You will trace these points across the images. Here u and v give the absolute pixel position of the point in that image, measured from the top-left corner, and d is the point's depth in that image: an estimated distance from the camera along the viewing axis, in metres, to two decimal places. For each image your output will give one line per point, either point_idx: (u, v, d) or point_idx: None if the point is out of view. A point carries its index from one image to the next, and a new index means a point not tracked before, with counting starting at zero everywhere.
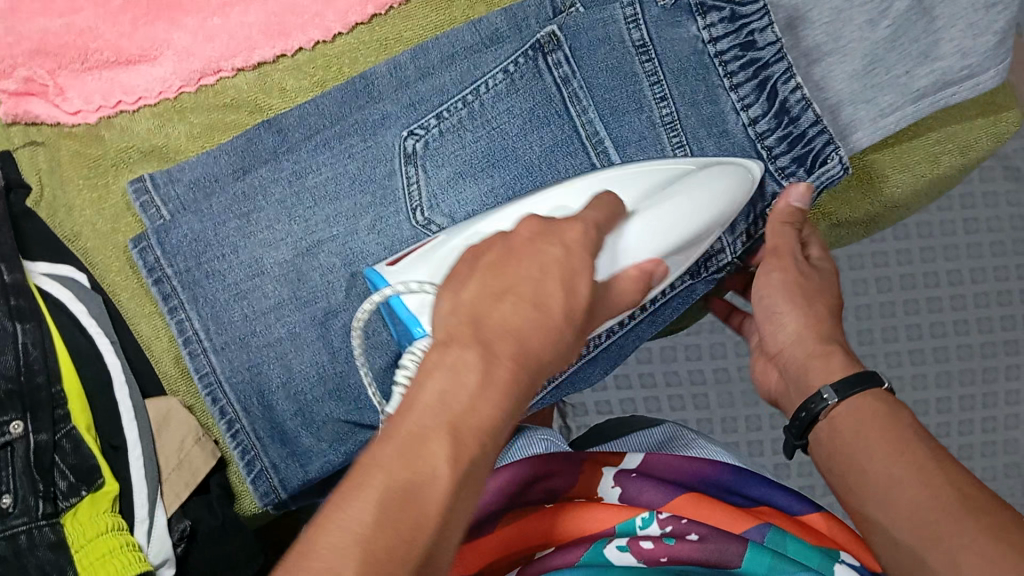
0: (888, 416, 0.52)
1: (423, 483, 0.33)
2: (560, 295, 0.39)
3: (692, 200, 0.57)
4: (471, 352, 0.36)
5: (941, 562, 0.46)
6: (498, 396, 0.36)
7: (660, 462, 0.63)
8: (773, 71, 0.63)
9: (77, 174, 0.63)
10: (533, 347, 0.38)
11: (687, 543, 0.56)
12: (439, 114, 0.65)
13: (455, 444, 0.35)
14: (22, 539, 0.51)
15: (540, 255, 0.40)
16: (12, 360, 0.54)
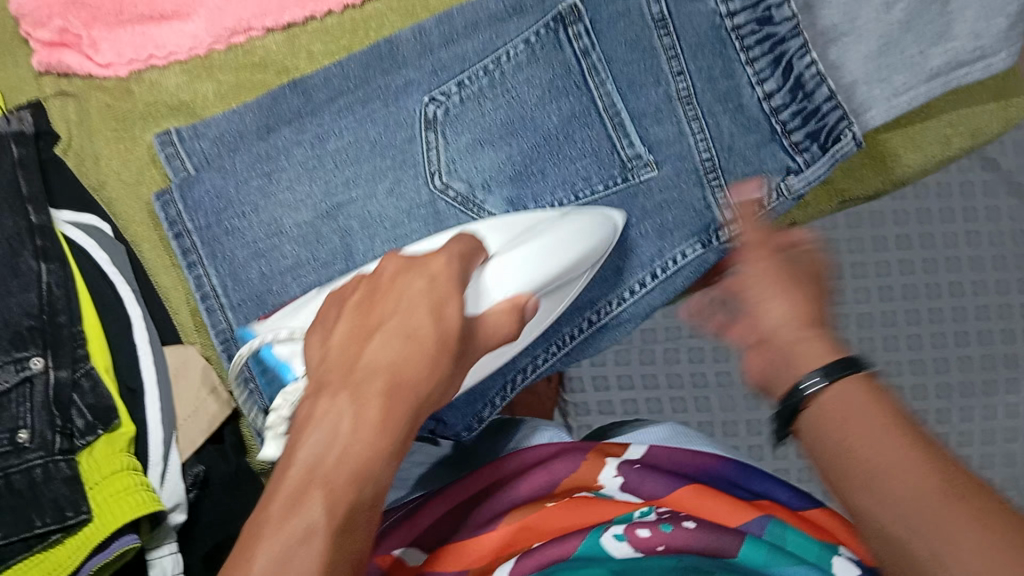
0: (911, 417, 0.54)
1: (301, 540, 0.38)
2: (429, 323, 0.46)
3: (558, 240, 0.57)
4: (341, 398, 0.43)
5: None
6: (364, 441, 0.42)
7: (666, 454, 0.63)
8: (789, 47, 0.64)
9: (105, 125, 0.65)
10: (406, 377, 0.44)
11: (682, 530, 0.57)
12: (460, 82, 0.66)
13: (331, 496, 0.40)
14: (37, 472, 0.53)
15: (408, 290, 0.47)
16: (35, 298, 0.56)
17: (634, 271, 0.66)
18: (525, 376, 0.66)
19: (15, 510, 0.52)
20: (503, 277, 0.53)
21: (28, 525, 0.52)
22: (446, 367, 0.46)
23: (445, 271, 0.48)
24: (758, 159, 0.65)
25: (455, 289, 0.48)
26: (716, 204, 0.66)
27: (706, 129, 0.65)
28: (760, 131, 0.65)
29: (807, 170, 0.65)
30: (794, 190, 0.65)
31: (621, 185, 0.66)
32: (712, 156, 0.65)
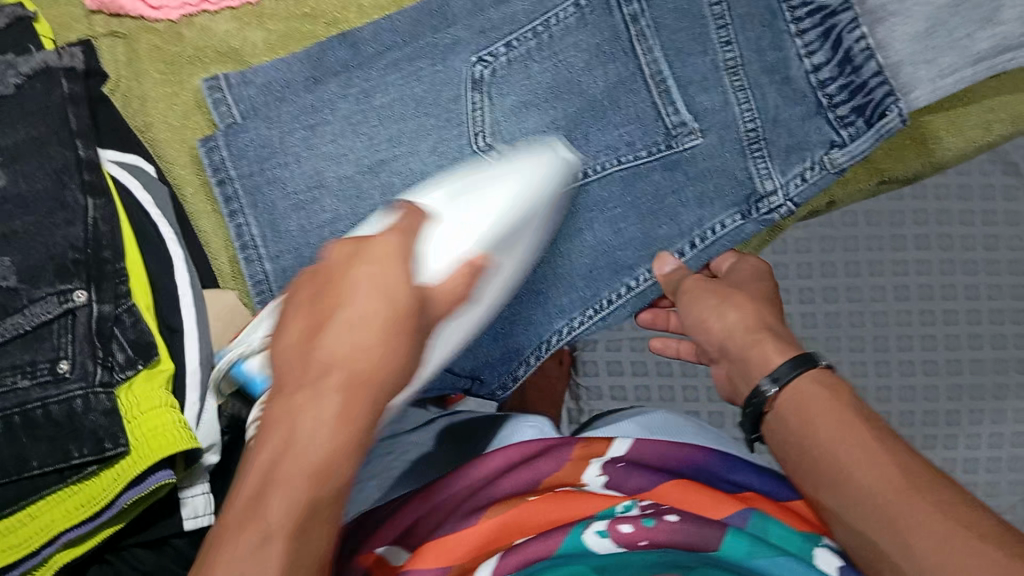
0: (860, 412, 0.51)
1: (261, 548, 0.38)
2: (378, 307, 0.44)
3: (495, 198, 0.58)
4: (301, 398, 0.42)
5: (891, 540, 0.46)
6: (325, 436, 0.41)
7: (651, 449, 0.60)
8: (839, 20, 0.64)
9: (154, 67, 0.65)
10: (362, 366, 0.43)
11: (664, 525, 0.53)
12: (509, 42, 0.66)
13: (296, 494, 0.39)
14: (77, 402, 0.53)
15: (356, 274, 0.45)
16: (81, 233, 0.56)
17: (673, 241, 0.67)
18: (560, 338, 0.67)
19: (52, 440, 0.53)
20: (437, 249, 0.53)
21: (66, 456, 0.52)
22: (397, 345, 0.44)
23: (389, 249, 0.47)
24: (802, 132, 0.65)
25: (398, 267, 0.46)
26: (757, 175, 0.65)
27: (752, 100, 0.65)
28: (806, 104, 0.65)
29: (851, 143, 0.63)
30: (837, 165, 0.64)
31: (665, 151, 0.66)
32: (756, 127, 0.65)
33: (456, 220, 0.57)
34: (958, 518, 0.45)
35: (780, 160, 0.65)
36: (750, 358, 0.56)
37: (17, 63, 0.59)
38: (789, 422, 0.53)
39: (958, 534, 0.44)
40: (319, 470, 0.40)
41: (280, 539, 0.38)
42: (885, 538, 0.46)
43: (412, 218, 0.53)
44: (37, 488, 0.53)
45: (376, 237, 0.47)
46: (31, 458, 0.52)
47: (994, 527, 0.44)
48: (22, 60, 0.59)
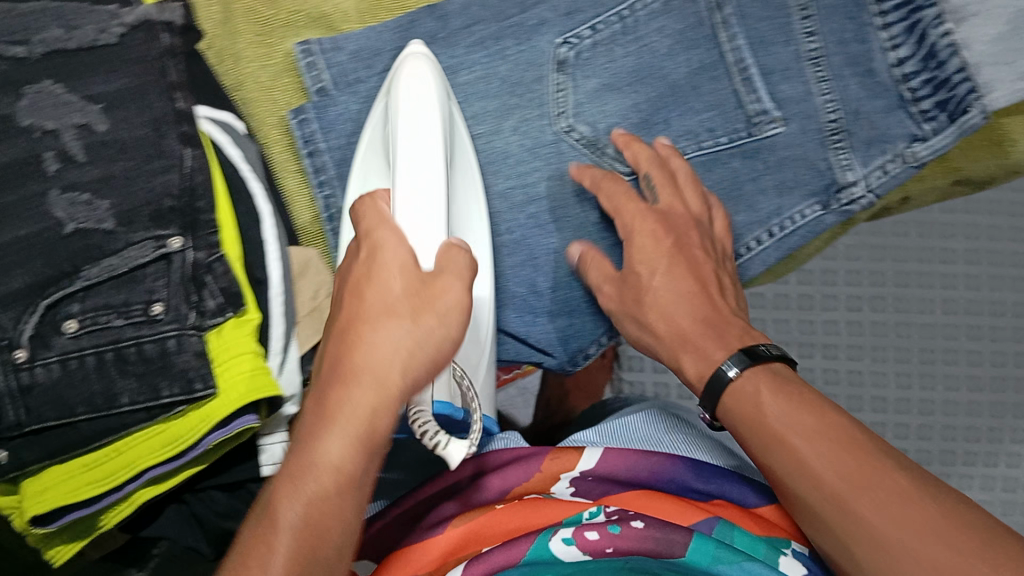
0: (814, 397, 0.53)
1: (272, 530, 0.45)
2: (378, 296, 0.47)
3: (410, 128, 0.53)
4: (315, 405, 0.47)
5: (851, 529, 0.48)
6: (341, 430, 0.45)
7: (621, 459, 0.61)
8: (925, 16, 0.65)
9: (248, 28, 0.66)
10: (362, 360, 0.46)
11: (633, 531, 0.54)
12: (593, 26, 0.67)
13: (301, 490, 0.45)
14: (171, 342, 0.55)
15: (362, 267, 0.49)
16: (176, 180, 0.57)
17: (750, 228, 0.68)
18: None
19: (143, 377, 0.54)
20: (417, 225, 0.50)
21: (156, 394, 0.54)
22: (399, 330, 0.46)
23: (383, 254, 0.48)
24: (884, 124, 0.66)
25: (399, 260, 0.48)
26: (837, 166, 0.66)
27: (834, 91, 0.66)
28: (887, 97, 0.66)
29: (933, 138, 0.65)
30: (919, 159, 0.65)
31: (745, 138, 0.67)
32: (837, 118, 0.66)
33: (398, 157, 0.52)
34: (905, 488, 0.48)
35: (862, 152, 0.66)
36: (709, 359, 0.57)
37: (120, 14, 0.59)
38: (735, 420, 0.55)
39: (903, 501, 0.47)
40: (336, 462, 0.45)
41: (292, 531, 0.44)
42: (831, 520, 0.49)
43: (368, 204, 0.50)
44: (126, 425, 0.54)
45: (373, 233, 0.49)
46: (122, 394, 0.54)
47: (931, 487, 0.48)
48: (125, 11, 0.60)
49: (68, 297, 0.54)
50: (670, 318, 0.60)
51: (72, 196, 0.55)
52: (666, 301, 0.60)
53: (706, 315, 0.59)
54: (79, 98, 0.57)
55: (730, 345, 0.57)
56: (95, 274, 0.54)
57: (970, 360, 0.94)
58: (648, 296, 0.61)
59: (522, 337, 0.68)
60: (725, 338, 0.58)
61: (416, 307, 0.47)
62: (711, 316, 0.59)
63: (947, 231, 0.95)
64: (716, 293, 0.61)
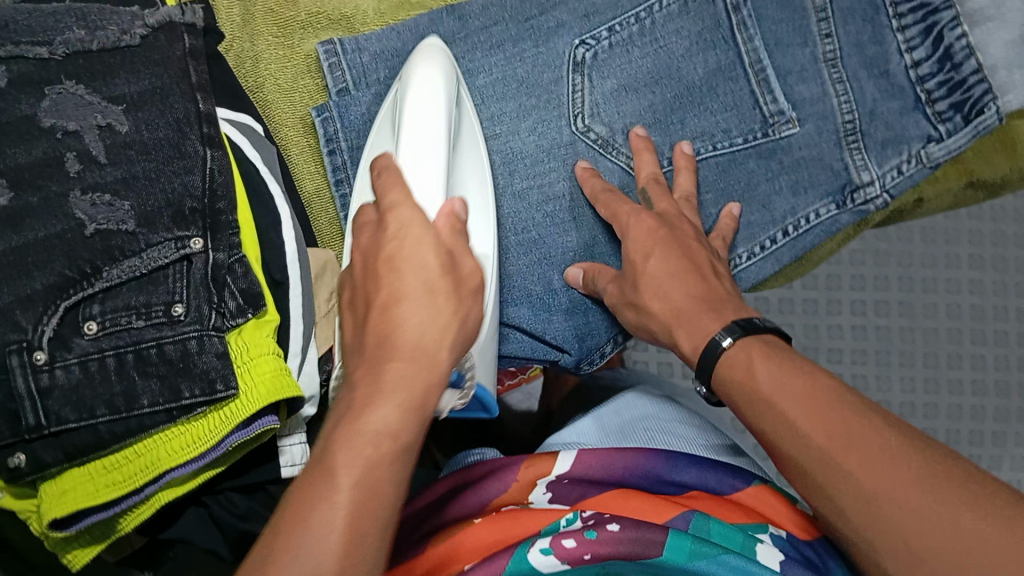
0: (809, 366, 0.52)
1: (322, 499, 0.43)
2: (419, 269, 0.50)
3: (416, 103, 0.58)
4: (358, 387, 0.48)
5: (849, 485, 0.47)
6: (386, 397, 0.47)
7: (593, 459, 0.61)
8: (940, 18, 0.65)
9: (267, 28, 0.66)
10: (406, 336, 0.49)
11: (608, 535, 0.52)
12: (611, 27, 0.67)
13: (351, 458, 0.44)
14: (192, 343, 0.55)
15: (404, 241, 0.51)
16: (199, 181, 0.57)
17: (766, 228, 0.67)
18: None
19: (165, 378, 0.54)
20: (420, 182, 0.55)
21: (177, 395, 0.54)
22: (450, 306, 0.50)
23: (411, 225, 0.51)
24: (898, 125, 0.66)
25: (431, 242, 0.51)
26: (853, 166, 0.67)
27: (850, 93, 0.66)
28: (903, 98, 0.66)
29: (949, 138, 0.65)
30: (933, 160, 0.66)
31: (761, 138, 0.67)
32: (854, 118, 0.66)
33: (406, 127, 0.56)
34: (889, 444, 0.47)
35: (877, 152, 0.66)
36: (704, 332, 0.55)
37: (143, 16, 0.60)
38: (732, 392, 0.53)
39: (890, 456, 0.46)
40: (384, 429, 0.46)
41: (347, 488, 0.44)
42: (822, 482, 0.48)
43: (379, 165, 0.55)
44: (147, 427, 0.54)
45: (393, 212, 0.52)
46: (143, 396, 0.54)
47: (918, 442, 0.47)
48: (148, 13, 0.60)
49: (88, 298, 0.54)
50: (665, 297, 0.58)
51: (94, 197, 0.54)
52: (659, 280, 0.59)
53: (702, 293, 0.58)
54: (101, 101, 0.56)
55: (724, 318, 0.56)
56: (116, 275, 0.54)
57: (974, 364, 0.95)
58: (642, 279, 0.60)
59: (539, 335, 0.67)
60: (723, 314, 0.56)
61: (451, 284, 0.50)
62: (707, 294, 0.58)
63: (953, 237, 0.96)
64: (712, 277, 0.59)
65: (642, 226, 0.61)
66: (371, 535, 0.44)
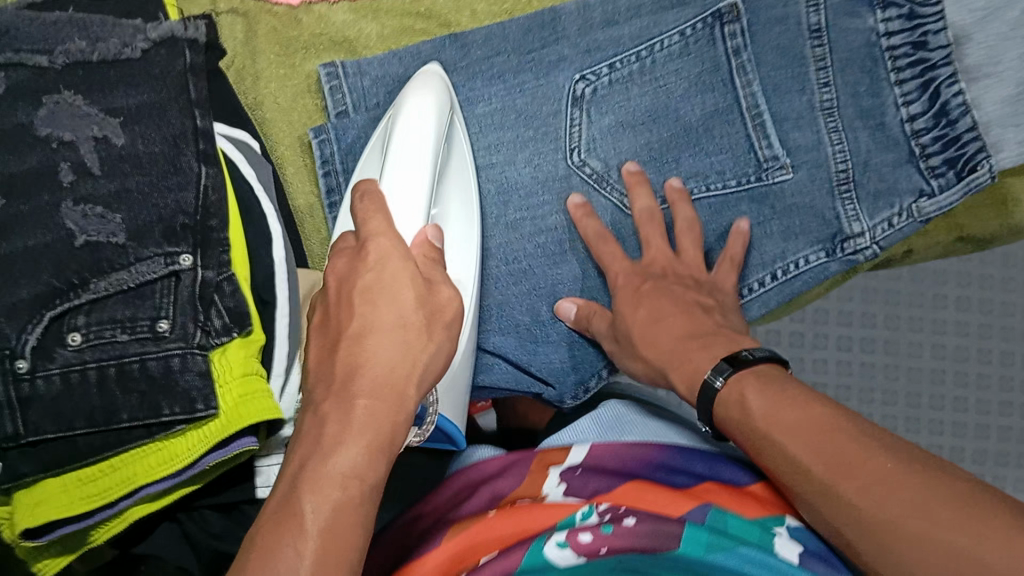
0: (798, 389, 0.53)
1: (293, 522, 0.44)
2: (393, 306, 0.50)
3: (406, 128, 0.59)
4: (331, 404, 0.48)
5: (848, 513, 0.47)
6: (354, 437, 0.46)
7: (607, 452, 0.62)
8: (939, 74, 0.65)
9: (270, 48, 0.66)
10: (385, 366, 0.49)
11: (624, 529, 0.53)
12: (612, 64, 0.67)
13: (315, 483, 0.45)
14: (175, 360, 0.54)
15: (387, 273, 0.51)
16: (192, 198, 0.57)
17: (754, 269, 0.68)
18: None
19: (145, 394, 0.54)
20: (404, 206, 0.57)
21: (156, 412, 0.54)
22: (424, 345, 0.51)
23: (387, 253, 0.52)
24: (892, 177, 0.66)
25: (410, 280, 0.51)
26: (845, 217, 0.67)
27: (845, 142, 0.67)
28: (897, 151, 0.67)
29: (940, 194, 0.65)
30: (925, 215, 0.66)
31: (754, 182, 0.67)
32: (847, 168, 0.67)
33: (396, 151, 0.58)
34: (888, 470, 0.46)
35: (869, 204, 0.67)
36: (698, 370, 0.57)
37: (145, 29, 0.60)
38: (731, 429, 0.54)
39: (887, 485, 0.46)
40: (352, 470, 0.46)
41: (314, 534, 0.43)
42: (823, 510, 0.48)
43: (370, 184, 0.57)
44: (124, 441, 0.54)
45: (374, 242, 0.52)
46: (122, 410, 0.54)
47: (916, 465, 0.46)
48: (150, 26, 0.60)
49: (73, 309, 0.54)
50: (655, 344, 0.61)
51: (87, 208, 0.54)
52: (647, 327, 0.61)
53: (691, 330, 0.60)
54: (99, 112, 0.57)
55: (715, 353, 0.57)
56: (103, 287, 0.54)
57: (956, 406, 0.94)
58: (633, 329, 0.62)
59: (524, 366, 0.68)
60: (710, 346, 0.58)
61: (428, 323, 0.51)
62: (695, 328, 0.60)
63: (943, 279, 0.95)
64: (702, 312, 0.62)
65: (628, 288, 0.64)
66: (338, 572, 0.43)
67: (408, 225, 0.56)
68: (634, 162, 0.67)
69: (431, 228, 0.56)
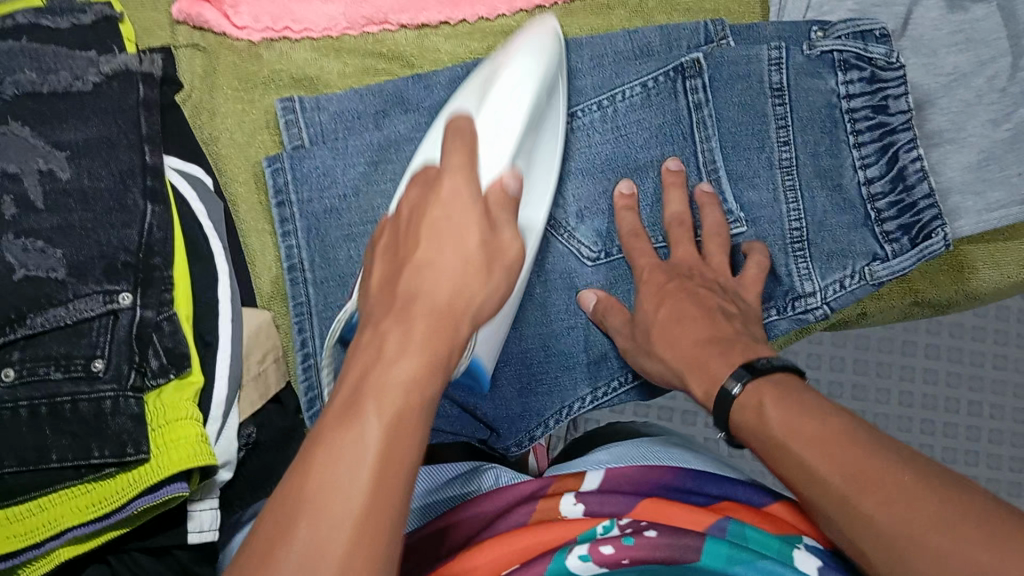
0: (818, 402, 0.50)
1: (350, 449, 0.38)
2: (459, 242, 0.46)
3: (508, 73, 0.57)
4: (387, 323, 0.43)
5: (869, 536, 0.45)
6: (416, 352, 0.42)
7: (623, 476, 0.58)
8: (898, 139, 0.65)
9: (229, 83, 0.66)
10: (442, 296, 0.44)
11: (646, 541, 0.50)
12: (574, 111, 0.67)
13: (369, 404, 0.39)
14: (107, 403, 0.54)
15: (451, 207, 0.47)
16: (136, 237, 0.57)
17: None
18: (582, 406, 0.67)
19: (77, 436, 0.53)
20: (487, 154, 0.54)
21: (86, 453, 0.53)
22: (480, 290, 0.46)
23: (461, 194, 0.48)
24: (846, 239, 0.66)
25: (475, 218, 0.47)
26: (796, 274, 0.66)
27: (801, 202, 0.66)
28: (853, 213, 0.66)
29: (893, 258, 0.65)
30: (876, 278, 0.65)
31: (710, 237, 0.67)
32: (801, 227, 0.66)
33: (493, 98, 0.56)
34: (911, 485, 0.44)
35: (822, 264, 0.66)
36: (716, 377, 0.55)
37: (98, 62, 0.59)
38: (747, 439, 0.52)
39: (911, 498, 0.44)
40: (413, 381, 0.41)
41: (380, 432, 0.38)
42: (843, 525, 0.46)
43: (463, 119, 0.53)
44: (52, 481, 0.53)
45: (447, 180, 0.48)
46: (53, 450, 0.53)
47: (941, 481, 0.45)
48: (104, 59, 0.60)
49: (11, 343, 0.53)
50: (675, 344, 0.59)
51: (27, 242, 0.54)
52: (670, 327, 0.60)
53: (713, 334, 0.58)
54: (45, 145, 0.56)
55: (734, 361, 0.55)
56: (40, 323, 0.53)
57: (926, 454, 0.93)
58: (655, 328, 0.60)
59: (471, 410, 0.67)
60: (729, 353, 0.56)
61: (488, 264, 0.47)
62: (716, 333, 0.58)
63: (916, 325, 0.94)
64: (724, 318, 0.59)
65: (653, 284, 0.62)
66: (401, 480, 0.38)
67: (491, 171, 0.53)
68: (628, 183, 0.66)
69: (509, 175, 0.51)
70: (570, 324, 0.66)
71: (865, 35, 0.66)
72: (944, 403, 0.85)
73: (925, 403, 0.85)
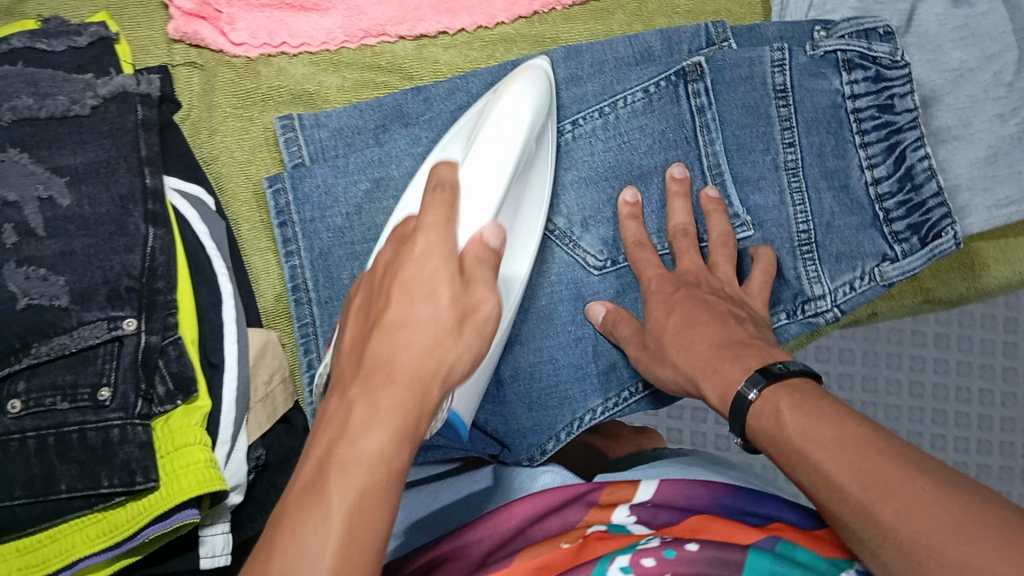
0: (837, 407, 0.50)
1: (311, 547, 0.39)
2: (426, 309, 0.45)
3: (491, 126, 0.55)
4: (354, 394, 0.43)
5: (886, 544, 0.45)
6: (379, 427, 0.42)
7: (675, 487, 0.59)
8: (905, 138, 0.65)
9: (227, 101, 0.65)
10: (407, 364, 0.43)
11: (687, 555, 0.52)
12: (575, 121, 0.66)
13: (335, 487, 0.40)
14: (115, 432, 0.53)
15: (423, 263, 0.45)
16: (139, 261, 0.56)
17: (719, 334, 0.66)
18: (592, 417, 0.66)
19: (84, 465, 0.53)
20: (470, 212, 0.51)
21: (96, 483, 0.53)
22: (451, 350, 0.45)
23: (436, 246, 0.46)
24: (855, 241, 0.65)
25: (449, 273, 0.46)
26: (805, 277, 0.65)
27: (807, 203, 0.65)
28: (861, 214, 0.66)
29: (904, 259, 0.64)
30: (887, 279, 0.65)
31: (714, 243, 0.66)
32: (809, 229, 0.66)
33: (482, 143, 0.54)
34: (928, 492, 0.44)
35: (831, 265, 0.65)
36: (731, 382, 0.54)
37: (95, 85, 0.59)
38: (764, 443, 0.52)
39: (927, 503, 0.43)
40: (377, 457, 0.41)
41: (339, 519, 0.40)
42: (861, 531, 0.46)
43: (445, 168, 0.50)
44: (62, 512, 0.53)
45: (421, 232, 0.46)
46: (61, 480, 0.53)
47: (959, 487, 0.44)
48: (101, 82, 0.59)
49: (13, 374, 0.53)
50: (689, 349, 0.58)
51: (30, 269, 0.53)
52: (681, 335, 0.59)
53: (724, 339, 0.57)
54: (44, 170, 0.55)
55: (748, 366, 0.54)
56: (45, 352, 0.53)
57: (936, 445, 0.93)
58: (666, 335, 0.60)
59: (482, 426, 0.66)
60: (745, 360, 0.55)
61: (460, 320, 0.45)
62: (729, 338, 0.57)
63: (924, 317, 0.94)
64: (736, 322, 0.59)
65: (660, 295, 0.62)
66: (365, 568, 0.40)
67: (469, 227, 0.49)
68: (632, 191, 0.65)
69: (491, 228, 0.48)
70: (577, 335, 0.66)
71: (868, 33, 0.66)
72: (955, 392, 0.85)
73: (936, 394, 0.85)
